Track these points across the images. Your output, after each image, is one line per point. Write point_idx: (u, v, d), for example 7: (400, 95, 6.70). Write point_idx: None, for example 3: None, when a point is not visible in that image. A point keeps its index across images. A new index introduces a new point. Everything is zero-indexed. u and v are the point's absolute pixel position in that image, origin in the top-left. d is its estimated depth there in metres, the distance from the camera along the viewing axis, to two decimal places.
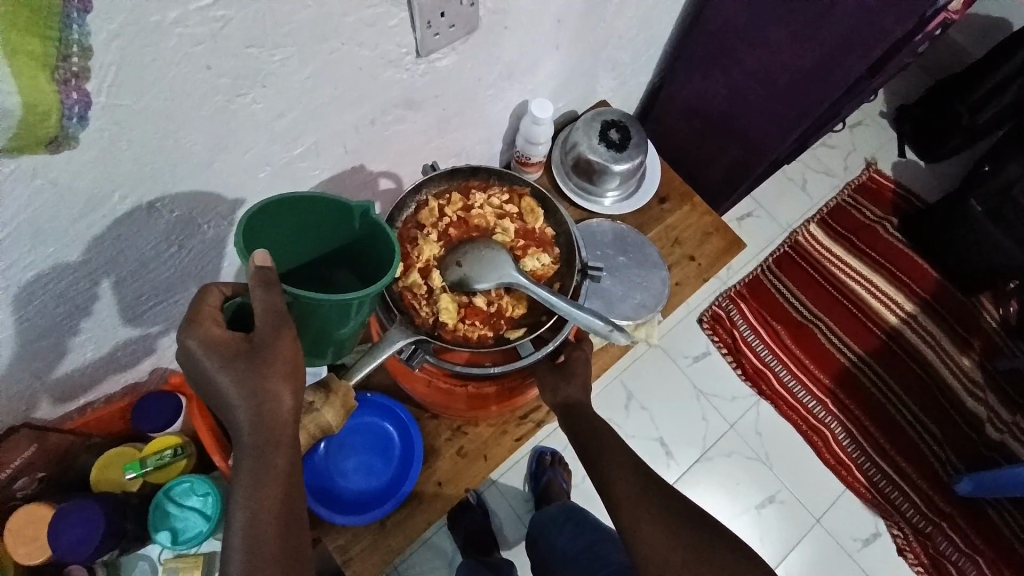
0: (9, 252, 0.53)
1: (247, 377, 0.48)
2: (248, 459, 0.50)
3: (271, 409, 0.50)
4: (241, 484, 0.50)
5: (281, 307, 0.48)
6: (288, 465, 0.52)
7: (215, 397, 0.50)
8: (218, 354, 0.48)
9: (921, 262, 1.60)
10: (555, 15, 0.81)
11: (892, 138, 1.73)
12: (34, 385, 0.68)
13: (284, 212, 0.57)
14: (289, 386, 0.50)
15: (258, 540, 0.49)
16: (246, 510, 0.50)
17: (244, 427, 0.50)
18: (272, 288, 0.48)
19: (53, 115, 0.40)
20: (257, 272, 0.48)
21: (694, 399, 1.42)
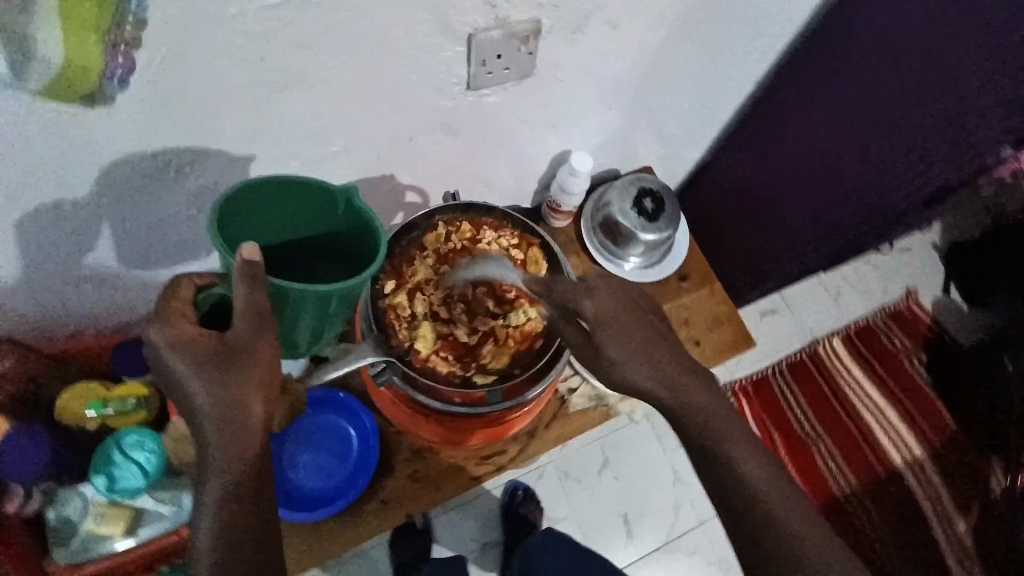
0: (33, 181, 0.55)
1: (217, 382, 0.49)
2: (215, 475, 0.50)
3: (238, 417, 0.50)
4: (207, 497, 0.50)
5: (262, 307, 0.49)
6: (257, 478, 0.52)
7: (183, 400, 0.50)
8: (189, 355, 0.49)
9: (940, 408, 1.53)
10: (612, 79, 0.82)
11: (940, 272, 1.67)
12: (28, 306, 0.71)
13: (274, 200, 0.58)
14: (260, 394, 0.51)
15: (231, 545, 0.50)
16: (215, 518, 0.50)
17: (211, 439, 0.50)
18: (256, 285, 0.48)
19: (94, 74, 0.48)
20: (243, 266, 0.48)
21: (671, 485, 1.34)
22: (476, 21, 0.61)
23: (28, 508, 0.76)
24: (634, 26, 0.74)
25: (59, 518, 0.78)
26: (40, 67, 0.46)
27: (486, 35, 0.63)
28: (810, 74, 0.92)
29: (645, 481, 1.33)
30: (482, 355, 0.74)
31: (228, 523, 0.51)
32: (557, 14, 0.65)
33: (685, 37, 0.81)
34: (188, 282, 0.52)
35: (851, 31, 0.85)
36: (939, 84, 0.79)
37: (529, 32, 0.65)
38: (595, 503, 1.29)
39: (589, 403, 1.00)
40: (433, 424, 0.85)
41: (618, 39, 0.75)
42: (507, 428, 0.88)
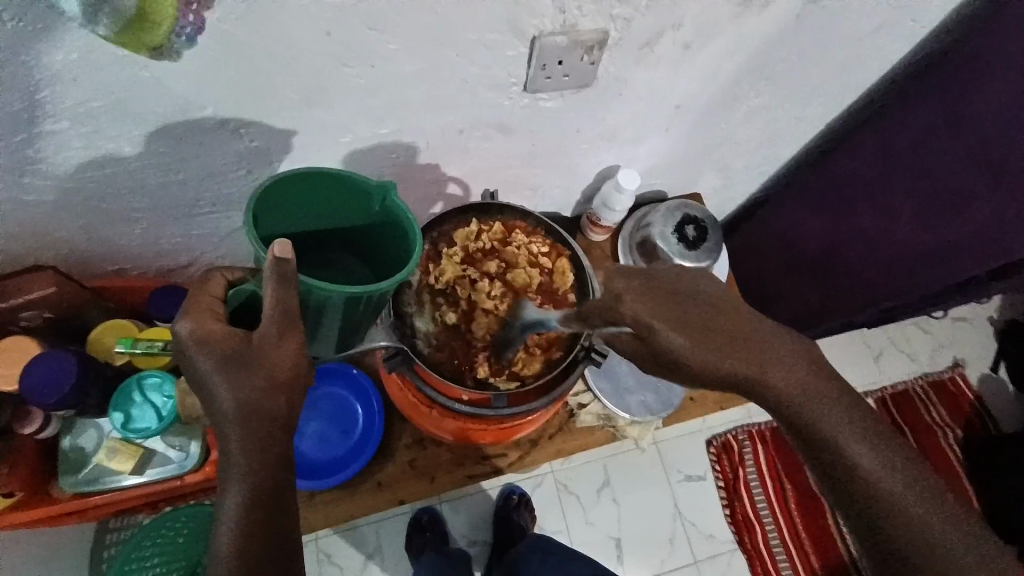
0: (99, 120, 0.58)
1: (240, 382, 0.49)
2: (235, 484, 0.50)
3: (261, 418, 0.50)
4: (227, 507, 0.50)
5: (288, 305, 0.51)
6: (272, 489, 0.51)
7: (206, 402, 0.51)
8: (210, 354, 0.49)
9: (970, 490, 1.44)
10: (675, 101, 0.80)
11: (991, 349, 1.58)
12: (77, 236, 0.74)
13: (311, 188, 0.59)
14: (282, 395, 0.51)
15: (247, 557, 0.49)
16: (234, 530, 0.49)
17: (233, 445, 0.50)
18: (287, 283, 0.50)
19: (164, 27, 0.49)
20: (274, 265, 0.50)
21: (669, 518, 1.30)
22: (544, 24, 0.60)
23: (44, 433, 0.80)
24: (710, 52, 0.72)
25: (74, 446, 0.82)
26: (111, 15, 0.47)
27: (552, 39, 0.62)
28: (885, 132, 0.86)
29: (641, 509, 1.30)
30: (504, 358, 0.74)
31: (247, 537, 0.49)
32: (629, 28, 0.64)
33: (762, 69, 0.78)
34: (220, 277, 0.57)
35: (942, 88, 0.79)
36: None
37: (595, 42, 0.64)
38: (589, 523, 1.27)
39: (597, 422, 0.98)
40: (434, 417, 0.85)
41: (690, 62, 0.73)
42: (510, 431, 0.87)
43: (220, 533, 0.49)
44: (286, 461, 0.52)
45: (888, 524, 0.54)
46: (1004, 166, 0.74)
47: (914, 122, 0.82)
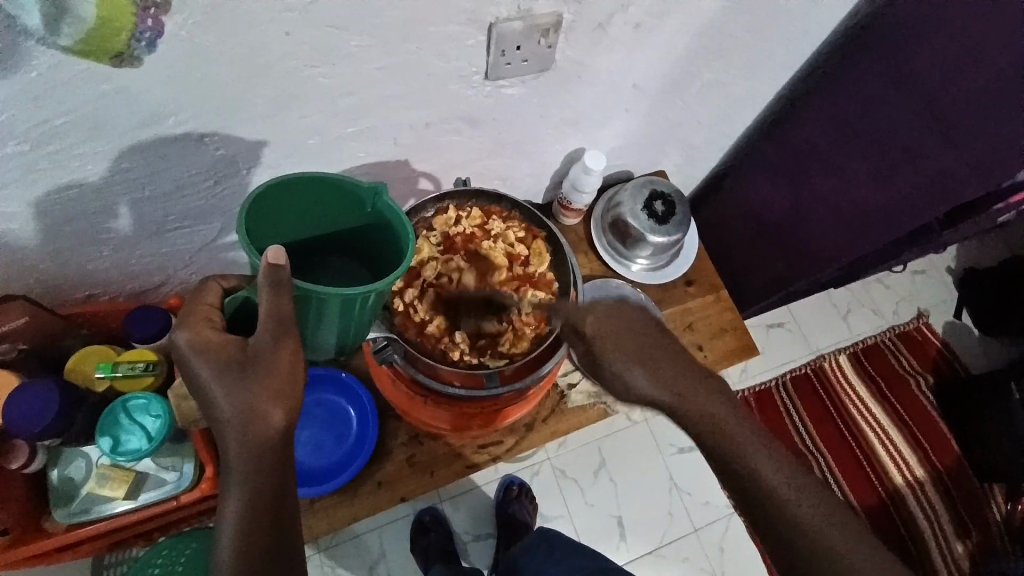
0: (61, 139, 0.57)
1: (238, 392, 0.50)
2: (235, 488, 0.51)
3: (260, 428, 0.51)
4: (228, 516, 0.50)
5: (284, 311, 0.51)
6: (270, 495, 0.51)
7: (206, 406, 0.52)
8: (210, 362, 0.50)
9: (945, 432, 1.51)
10: (634, 80, 0.82)
11: (952, 298, 1.66)
12: (46, 263, 0.72)
13: (299, 194, 0.60)
14: (279, 404, 0.51)
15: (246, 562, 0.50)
16: (233, 534, 0.50)
17: (231, 450, 0.51)
18: (282, 289, 0.51)
19: (125, 33, 0.49)
20: (269, 271, 0.50)
21: (666, 491, 1.33)
22: (500, 11, 0.62)
23: (31, 467, 0.78)
24: (662, 29, 0.75)
25: (63, 478, 0.81)
26: (71, 24, 0.47)
27: (510, 26, 0.63)
28: (835, 96, 0.90)
29: (639, 485, 1.32)
30: (493, 337, 0.76)
31: (253, 541, 0.50)
32: (583, 10, 0.66)
33: (713, 43, 0.81)
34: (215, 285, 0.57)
35: (880, 46, 0.83)
36: (978, 109, 0.76)
37: (551, 26, 0.66)
38: (589, 505, 1.29)
39: (588, 401, 1.00)
40: (430, 407, 0.86)
41: (644, 41, 0.75)
42: (504, 414, 0.88)
43: (223, 541, 0.50)
44: (284, 467, 0.53)
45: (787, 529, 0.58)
46: (946, 117, 0.78)
47: (861, 84, 0.86)
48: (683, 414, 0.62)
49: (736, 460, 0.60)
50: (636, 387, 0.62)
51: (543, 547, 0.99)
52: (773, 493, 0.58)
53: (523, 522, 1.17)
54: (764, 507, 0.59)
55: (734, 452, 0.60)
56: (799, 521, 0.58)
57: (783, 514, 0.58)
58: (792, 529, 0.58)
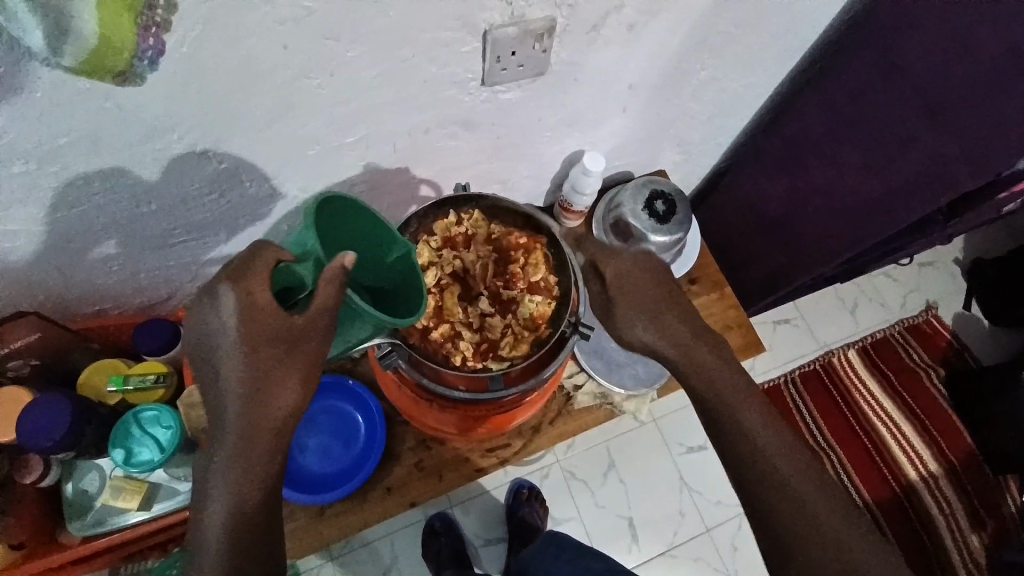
0: (66, 157, 0.58)
1: (264, 364, 0.53)
2: (228, 456, 0.55)
3: (272, 398, 0.55)
4: (220, 469, 0.55)
5: (331, 306, 0.53)
6: (263, 462, 0.57)
7: (211, 368, 0.54)
8: (246, 332, 0.51)
9: (957, 424, 1.50)
10: (629, 81, 0.83)
11: (960, 288, 1.65)
12: (54, 279, 0.74)
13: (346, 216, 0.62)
14: (296, 380, 0.55)
15: (238, 519, 0.56)
16: (223, 495, 0.56)
17: (230, 421, 0.54)
18: (339, 289, 0.52)
19: (126, 53, 0.49)
20: (335, 270, 0.52)
21: (677, 490, 1.32)
22: (493, 17, 0.63)
23: (46, 481, 0.79)
24: (655, 29, 0.75)
25: (77, 491, 0.82)
26: (74, 44, 0.46)
27: (503, 32, 0.64)
28: (829, 92, 0.89)
29: (649, 485, 1.32)
30: (493, 341, 0.77)
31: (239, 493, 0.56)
32: (575, 14, 0.67)
33: (706, 42, 0.81)
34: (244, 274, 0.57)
35: (872, 39, 0.82)
36: (973, 100, 0.76)
37: (544, 30, 0.66)
38: (599, 506, 1.29)
39: (594, 401, 1.00)
40: (434, 412, 0.86)
41: (638, 41, 0.76)
42: (509, 416, 0.88)
43: (213, 490, 0.56)
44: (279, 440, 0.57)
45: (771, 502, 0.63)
46: (937, 103, 0.79)
47: (855, 81, 0.85)
48: (683, 369, 0.68)
49: (733, 425, 0.66)
50: (632, 329, 0.68)
51: (552, 549, 0.99)
52: (766, 459, 0.64)
53: (534, 525, 1.17)
54: (757, 470, 0.64)
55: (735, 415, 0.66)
56: (785, 485, 0.63)
57: (771, 477, 0.64)
58: (778, 492, 0.63)
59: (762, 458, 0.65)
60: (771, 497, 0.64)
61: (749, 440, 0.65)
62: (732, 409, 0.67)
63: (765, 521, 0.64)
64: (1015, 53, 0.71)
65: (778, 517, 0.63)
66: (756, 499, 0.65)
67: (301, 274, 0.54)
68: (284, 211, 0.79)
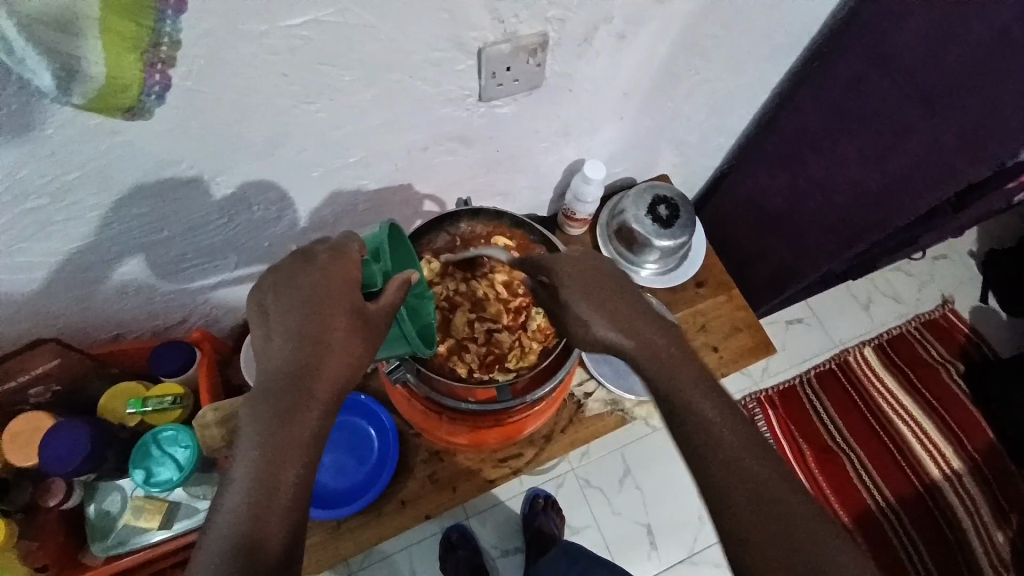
0: (81, 190, 0.60)
1: (333, 329, 0.56)
2: (273, 403, 0.55)
3: (327, 368, 0.56)
4: (252, 439, 0.54)
5: (389, 310, 0.59)
6: (309, 423, 0.56)
7: (281, 320, 0.56)
8: (335, 296, 0.56)
9: (980, 419, 1.47)
10: (622, 88, 0.84)
11: (975, 280, 1.62)
12: (72, 306, 0.76)
13: (401, 249, 0.66)
14: (354, 355, 0.57)
15: (272, 481, 0.53)
16: (260, 449, 0.53)
17: (285, 367, 0.55)
18: (398, 301, 0.59)
19: (133, 90, 0.49)
20: (400, 281, 0.59)
21: (694, 496, 1.30)
22: (485, 36, 0.64)
23: (69, 503, 0.82)
24: (645, 37, 0.76)
25: (99, 512, 0.84)
26: (83, 84, 0.46)
27: (495, 49, 0.66)
28: (824, 84, 0.90)
29: (665, 492, 1.30)
30: (498, 352, 0.78)
31: (268, 468, 0.53)
32: (564, 28, 0.68)
33: (696, 45, 0.82)
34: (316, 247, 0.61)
35: (865, 34, 0.83)
36: (967, 81, 0.75)
37: (536, 45, 0.68)
38: (616, 514, 1.28)
39: (605, 408, 1.01)
40: (445, 424, 0.87)
41: (628, 49, 0.77)
42: (517, 426, 0.89)
43: (242, 458, 0.54)
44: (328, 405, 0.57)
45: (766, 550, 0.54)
46: (931, 91, 0.78)
47: (850, 71, 0.86)
48: None
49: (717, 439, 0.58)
50: (600, 325, 0.64)
51: (564, 560, 0.99)
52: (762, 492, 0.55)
53: (550, 535, 1.16)
54: None
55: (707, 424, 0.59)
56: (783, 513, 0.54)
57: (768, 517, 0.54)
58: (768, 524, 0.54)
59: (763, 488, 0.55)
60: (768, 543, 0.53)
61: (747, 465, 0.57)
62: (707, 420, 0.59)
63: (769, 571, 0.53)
64: (1008, 38, 0.70)
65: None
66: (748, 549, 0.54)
67: (374, 274, 0.62)
68: (291, 233, 0.81)
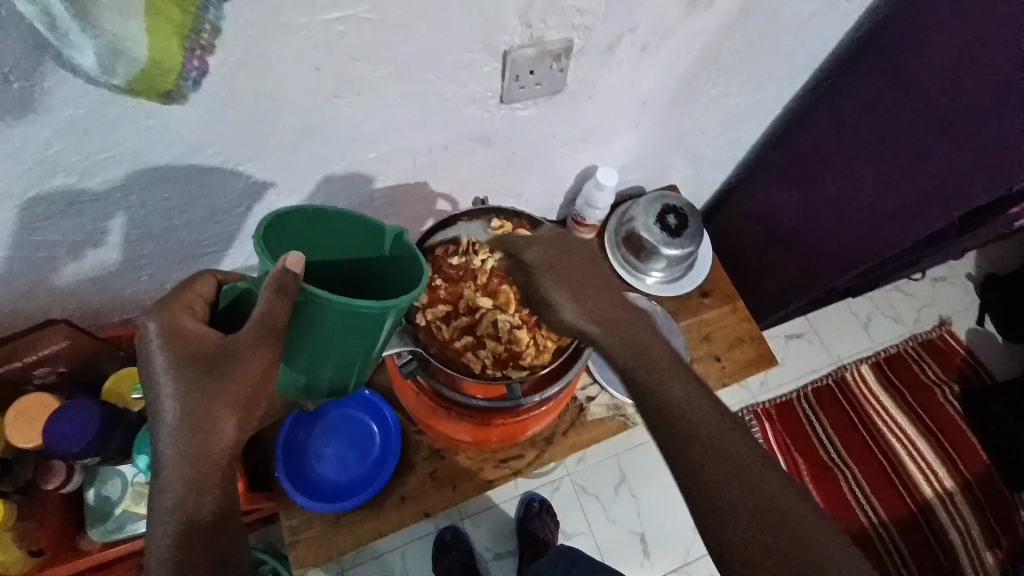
0: (108, 171, 0.61)
1: (189, 390, 0.49)
2: (170, 432, 0.49)
3: (205, 435, 0.49)
4: (160, 525, 0.49)
5: (276, 317, 0.47)
6: (229, 440, 0.51)
7: (151, 363, 0.50)
8: (172, 353, 0.48)
9: (974, 441, 1.48)
10: (641, 98, 0.85)
11: (974, 303, 1.64)
12: (86, 287, 0.76)
13: (306, 226, 0.56)
14: (229, 413, 0.50)
15: (194, 504, 0.50)
16: (177, 476, 0.50)
17: (170, 394, 0.49)
18: (284, 294, 0.47)
19: (173, 74, 0.53)
20: (278, 273, 0.46)
21: (689, 506, 1.30)
22: (514, 39, 0.65)
23: (68, 486, 0.81)
24: (668, 49, 0.77)
25: (100, 496, 0.84)
26: (126, 65, 0.50)
27: (523, 53, 0.67)
28: (844, 100, 0.91)
29: (661, 501, 1.29)
30: (512, 351, 0.79)
31: (185, 546, 0.49)
32: (591, 34, 0.69)
33: (717, 60, 0.83)
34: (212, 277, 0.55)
35: (891, 58, 0.84)
36: (987, 108, 0.76)
37: (561, 50, 0.69)
38: (611, 521, 1.26)
39: (607, 413, 1.02)
40: (451, 422, 0.87)
41: (650, 59, 0.78)
42: (521, 428, 0.89)
43: (160, 486, 0.50)
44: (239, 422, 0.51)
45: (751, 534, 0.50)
46: (949, 116, 0.79)
47: (870, 91, 0.88)
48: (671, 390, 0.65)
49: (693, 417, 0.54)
50: (573, 311, 0.60)
51: (563, 564, 0.98)
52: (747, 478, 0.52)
53: (548, 537, 1.16)
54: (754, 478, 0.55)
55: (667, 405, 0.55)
56: (775, 506, 0.51)
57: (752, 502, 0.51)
58: (742, 513, 0.51)
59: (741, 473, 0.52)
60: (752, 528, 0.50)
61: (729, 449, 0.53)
62: (667, 388, 0.56)
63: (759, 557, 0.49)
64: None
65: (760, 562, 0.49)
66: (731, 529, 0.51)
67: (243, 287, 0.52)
68: None
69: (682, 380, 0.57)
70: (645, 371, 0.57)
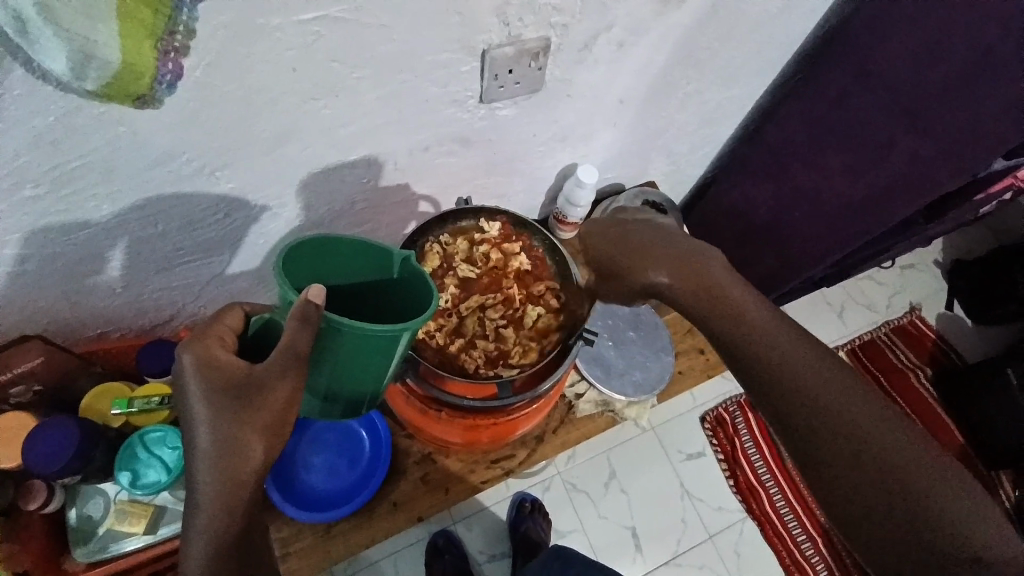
0: (79, 181, 0.59)
1: (222, 419, 0.47)
2: (200, 461, 0.48)
3: (237, 463, 0.48)
4: (194, 557, 0.48)
5: (300, 345, 0.49)
6: (260, 463, 0.49)
7: (181, 396, 0.49)
8: (205, 384, 0.47)
9: (949, 423, 1.53)
10: (618, 95, 0.86)
11: (942, 289, 1.69)
12: (59, 302, 0.74)
13: (312, 252, 0.55)
14: (262, 440, 0.49)
15: (224, 525, 0.49)
16: (208, 502, 0.48)
17: (200, 419, 0.47)
18: (304, 324, 0.48)
19: (147, 78, 0.51)
20: (302, 305, 0.48)
21: (677, 499, 1.20)
22: (491, 38, 0.66)
23: (50, 508, 0.78)
24: (642, 47, 0.78)
25: (81, 516, 0.81)
26: (99, 68, 0.48)
27: (501, 52, 0.67)
28: (808, 96, 0.94)
29: (649, 493, 1.19)
30: (499, 351, 0.79)
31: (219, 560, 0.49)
32: (568, 33, 0.70)
33: (690, 57, 0.85)
34: (239, 310, 0.57)
35: (850, 51, 0.86)
36: (952, 99, 0.78)
37: (539, 49, 0.70)
38: (601, 517, 1.16)
39: (595, 409, 1.06)
40: (443, 426, 0.86)
41: (626, 58, 0.79)
42: (511, 427, 0.89)
43: (190, 511, 0.49)
44: (270, 444, 0.50)
45: (851, 463, 0.52)
46: (913, 108, 0.82)
47: (835, 85, 0.90)
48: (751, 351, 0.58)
49: (758, 355, 0.57)
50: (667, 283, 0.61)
51: (558, 563, 0.97)
52: (833, 411, 0.54)
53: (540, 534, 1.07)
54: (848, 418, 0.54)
55: (756, 355, 0.57)
56: (854, 430, 0.53)
57: (841, 433, 0.53)
58: (832, 450, 0.53)
59: (828, 413, 0.54)
60: (845, 460, 0.52)
61: (810, 390, 0.55)
62: (746, 334, 0.58)
63: (858, 479, 0.52)
64: (987, 53, 0.73)
65: (856, 488, 0.52)
66: (816, 465, 0.54)
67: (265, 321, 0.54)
68: (287, 230, 0.79)
69: (763, 323, 0.59)
70: (724, 323, 0.60)
